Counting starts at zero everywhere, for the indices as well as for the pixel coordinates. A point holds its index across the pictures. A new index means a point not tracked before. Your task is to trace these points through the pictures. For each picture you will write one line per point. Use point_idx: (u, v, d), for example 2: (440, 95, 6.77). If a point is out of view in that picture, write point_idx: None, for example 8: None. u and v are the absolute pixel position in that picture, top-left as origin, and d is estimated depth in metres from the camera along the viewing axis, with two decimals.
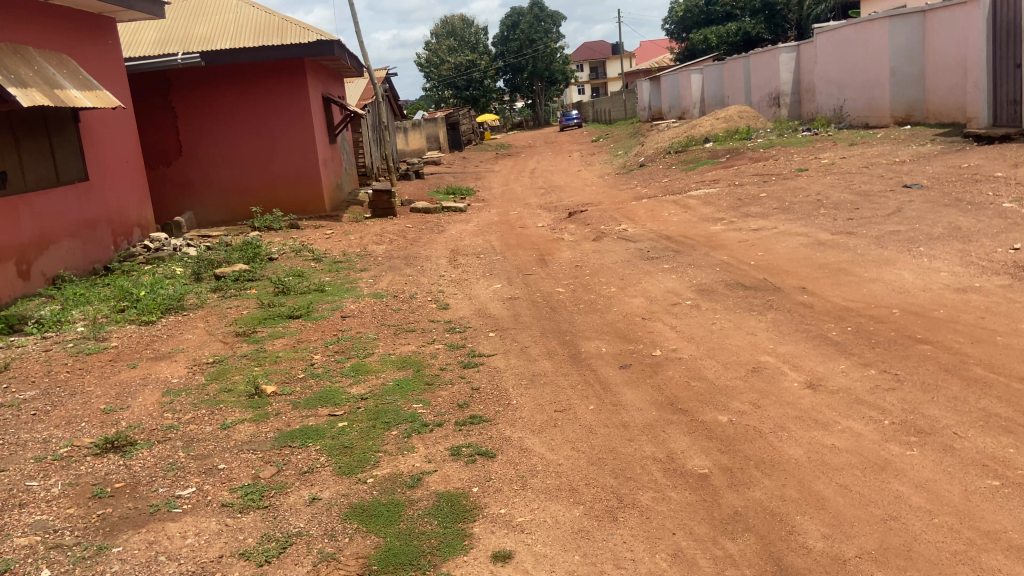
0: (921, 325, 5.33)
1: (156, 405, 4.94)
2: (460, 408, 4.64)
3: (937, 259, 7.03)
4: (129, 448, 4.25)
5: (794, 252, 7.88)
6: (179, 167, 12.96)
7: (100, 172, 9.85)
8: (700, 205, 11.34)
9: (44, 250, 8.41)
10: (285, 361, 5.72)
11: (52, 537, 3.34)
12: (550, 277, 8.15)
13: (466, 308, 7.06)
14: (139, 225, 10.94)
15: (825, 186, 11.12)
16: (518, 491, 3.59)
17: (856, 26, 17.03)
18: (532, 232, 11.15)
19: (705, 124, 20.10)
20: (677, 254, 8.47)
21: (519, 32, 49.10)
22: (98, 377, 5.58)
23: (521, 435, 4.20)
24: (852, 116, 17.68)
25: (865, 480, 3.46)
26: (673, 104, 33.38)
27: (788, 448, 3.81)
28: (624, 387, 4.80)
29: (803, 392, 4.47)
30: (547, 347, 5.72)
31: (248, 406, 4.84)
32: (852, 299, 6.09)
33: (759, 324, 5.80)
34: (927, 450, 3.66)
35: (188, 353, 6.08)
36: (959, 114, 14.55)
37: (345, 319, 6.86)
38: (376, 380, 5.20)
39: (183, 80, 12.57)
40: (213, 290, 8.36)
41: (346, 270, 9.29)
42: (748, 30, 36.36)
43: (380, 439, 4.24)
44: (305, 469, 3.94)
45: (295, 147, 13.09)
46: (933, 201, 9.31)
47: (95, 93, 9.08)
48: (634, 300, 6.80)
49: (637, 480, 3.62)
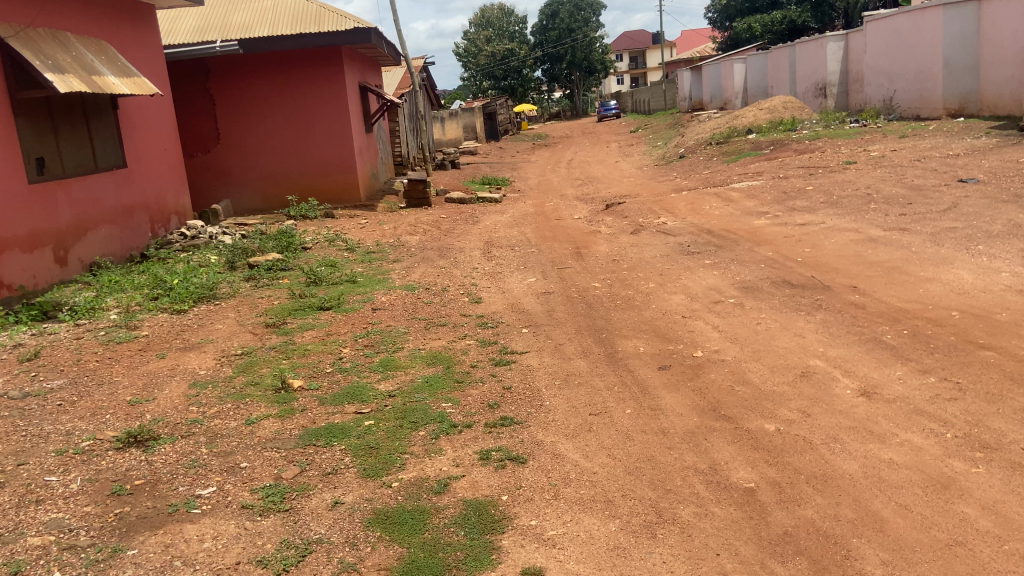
0: (983, 329, 4.99)
1: (182, 398, 4.84)
2: (491, 409, 4.45)
3: (999, 258, 6.62)
4: (152, 443, 4.16)
5: (844, 248, 7.53)
6: (217, 155, 12.98)
7: (138, 160, 9.87)
8: (743, 198, 10.98)
9: (81, 237, 8.42)
10: (314, 354, 5.59)
11: (66, 537, 3.24)
12: (587, 270, 7.94)
13: (499, 303, 6.86)
14: (177, 212, 10.97)
15: (875, 179, 10.68)
16: (550, 502, 3.38)
17: (908, 14, 16.33)
18: (569, 224, 10.91)
19: (748, 115, 19.57)
20: (719, 249, 8.18)
21: (558, 22, 48.53)
22: (127, 367, 5.52)
23: (554, 439, 4.00)
24: (902, 108, 17.01)
25: (927, 500, 3.17)
26: (714, 93, 32.65)
27: (842, 461, 3.54)
28: (663, 391, 4.56)
29: (856, 400, 4.17)
30: (582, 345, 5.51)
31: (274, 401, 4.70)
32: (907, 301, 5.75)
33: (807, 325, 5.51)
34: (994, 468, 3.35)
35: (217, 343, 5.99)
36: (1015, 107, 13.95)
37: (376, 311, 6.71)
38: (405, 377, 5.03)
39: (220, 68, 12.57)
40: (246, 279, 8.32)
41: (378, 261, 9.17)
42: (794, 18, 35.33)
43: (407, 440, 4.07)
44: (329, 470, 3.78)
45: (331, 135, 13.01)
46: (992, 197, 8.84)
47: (133, 80, 9.07)
48: (674, 297, 6.54)
49: (676, 494, 3.39)
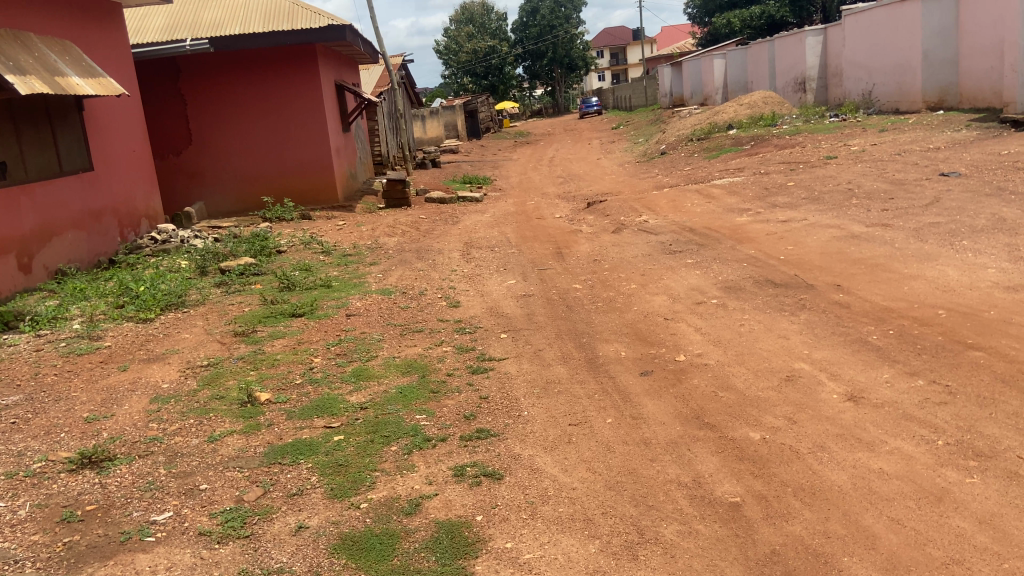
0: (971, 328, 4.87)
1: (142, 414, 4.61)
2: (467, 420, 4.27)
3: (984, 254, 6.53)
4: (107, 464, 3.95)
5: (827, 246, 7.41)
6: (190, 156, 12.67)
7: (105, 163, 9.59)
8: (724, 195, 10.87)
9: (46, 244, 8.16)
10: (283, 364, 5.38)
11: (10, 570, 3.03)
12: (567, 271, 7.77)
13: (478, 307, 6.69)
14: (146, 216, 10.68)
15: (857, 174, 10.59)
16: (526, 522, 3.21)
17: (887, 8, 16.31)
18: (550, 224, 10.75)
19: (728, 110, 19.49)
20: (702, 247, 8.05)
21: (539, 18, 48.28)
22: (86, 383, 5.27)
23: (532, 453, 3.83)
24: (881, 102, 17.00)
25: (920, 514, 3.03)
26: (695, 89, 32.59)
27: (830, 472, 3.40)
28: (645, 398, 4.40)
29: (843, 406, 4.04)
30: (562, 350, 5.34)
31: (239, 416, 4.50)
32: (893, 299, 5.63)
33: (792, 326, 5.37)
34: (988, 478, 3.22)
35: (183, 354, 5.77)
36: (995, 100, 13.93)
37: (350, 318, 6.51)
38: (378, 388, 4.83)
39: (192, 67, 12.28)
40: (217, 285, 8.08)
41: (355, 263, 8.98)
42: (772, 13, 35.09)
43: (378, 456, 3.88)
44: (294, 491, 3.59)
45: (307, 135, 12.77)
46: (974, 190, 8.78)
47: (98, 81, 8.80)
48: (655, 298, 6.39)
49: (659, 510, 3.23)
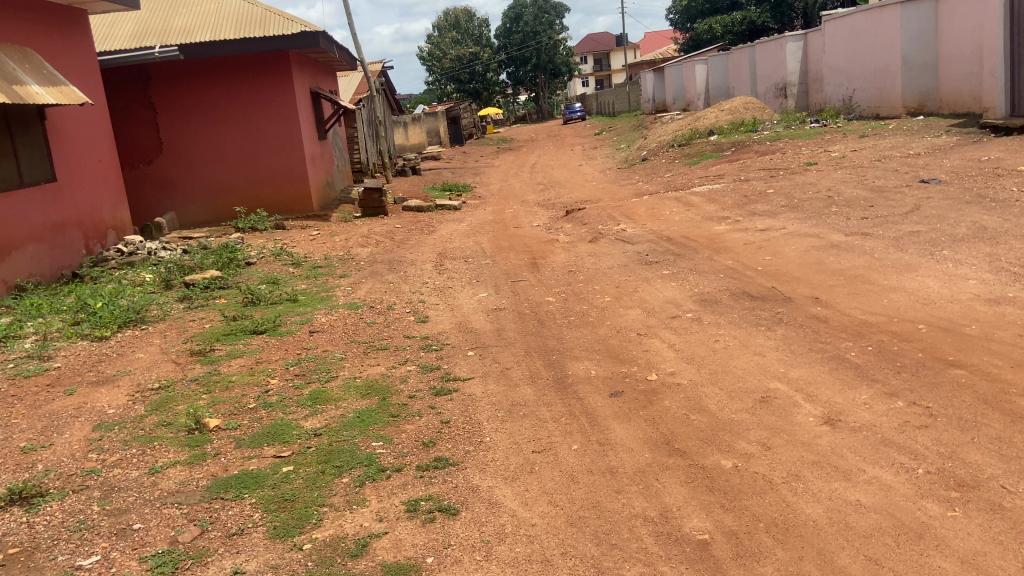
0: (952, 344, 4.70)
1: (82, 444, 4.34)
2: (425, 448, 4.04)
3: (965, 264, 6.38)
4: (37, 500, 3.68)
5: (805, 256, 7.25)
6: (160, 165, 12.36)
7: (69, 173, 9.29)
8: (703, 202, 10.72)
9: (4, 257, 7.88)
10: (237, 386, 5.12)
11: None
12: (541, 283, 7.56)
13: (447, 322, 6.45)
14: (114, 227, 10.36)
15: (837, 181, 10.47)
16: (480, 564, 2.99)
17: (866, 12, 16.24)
18: (527, 233, 10.54)
19: (709, 116, 19.39)
20: (678, 258, 7.87)
21: (523, 24, 48.16)
22: (29, 408, 4.98)
23: (491, 484, 3.60)
24: (862, 107, 16.97)
25: (899, 553, 2.84)
26: (677, 95, 32.58)
27: (805, 505, 3.20)
28: (613, 422, 4.19)
29: (819, 430, 3.84)
30: (530, 369, 5.12)
31: (185, 445, 4.25)
32: (872, 313, 5.46)
33: (767, 342, 5.18)
34: (971, 510, 3.04)
35: (134, 376, 5.49)
36: (975, 104, 13.90)
37: (313, 335, 6.26)
38: (335, 412, 4.58)
39: (161, 74, 12.00)
40: (180, 299, 7.80)
41: (324, 276, 8.73)
42: (754, 19, 35.34)
43: (328, 490, 3.64)
44: (234, 531, 3.34)
45: (281, 143, 12.50)
46: (954, 198, 8.66)
47: (61, 89, 8.50)
48: (629, 312, 6.18)
49: (622, 550, 3.02)
